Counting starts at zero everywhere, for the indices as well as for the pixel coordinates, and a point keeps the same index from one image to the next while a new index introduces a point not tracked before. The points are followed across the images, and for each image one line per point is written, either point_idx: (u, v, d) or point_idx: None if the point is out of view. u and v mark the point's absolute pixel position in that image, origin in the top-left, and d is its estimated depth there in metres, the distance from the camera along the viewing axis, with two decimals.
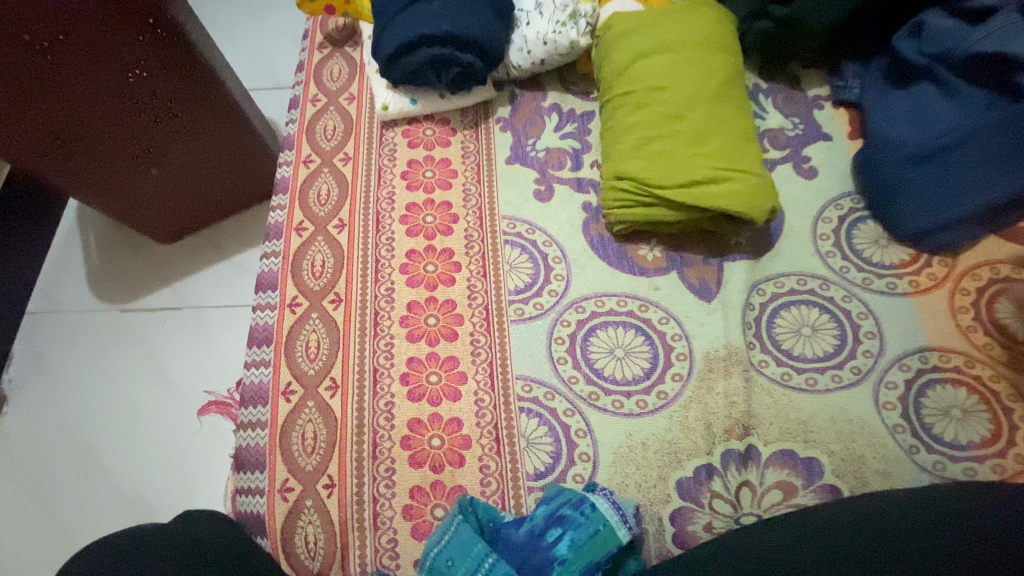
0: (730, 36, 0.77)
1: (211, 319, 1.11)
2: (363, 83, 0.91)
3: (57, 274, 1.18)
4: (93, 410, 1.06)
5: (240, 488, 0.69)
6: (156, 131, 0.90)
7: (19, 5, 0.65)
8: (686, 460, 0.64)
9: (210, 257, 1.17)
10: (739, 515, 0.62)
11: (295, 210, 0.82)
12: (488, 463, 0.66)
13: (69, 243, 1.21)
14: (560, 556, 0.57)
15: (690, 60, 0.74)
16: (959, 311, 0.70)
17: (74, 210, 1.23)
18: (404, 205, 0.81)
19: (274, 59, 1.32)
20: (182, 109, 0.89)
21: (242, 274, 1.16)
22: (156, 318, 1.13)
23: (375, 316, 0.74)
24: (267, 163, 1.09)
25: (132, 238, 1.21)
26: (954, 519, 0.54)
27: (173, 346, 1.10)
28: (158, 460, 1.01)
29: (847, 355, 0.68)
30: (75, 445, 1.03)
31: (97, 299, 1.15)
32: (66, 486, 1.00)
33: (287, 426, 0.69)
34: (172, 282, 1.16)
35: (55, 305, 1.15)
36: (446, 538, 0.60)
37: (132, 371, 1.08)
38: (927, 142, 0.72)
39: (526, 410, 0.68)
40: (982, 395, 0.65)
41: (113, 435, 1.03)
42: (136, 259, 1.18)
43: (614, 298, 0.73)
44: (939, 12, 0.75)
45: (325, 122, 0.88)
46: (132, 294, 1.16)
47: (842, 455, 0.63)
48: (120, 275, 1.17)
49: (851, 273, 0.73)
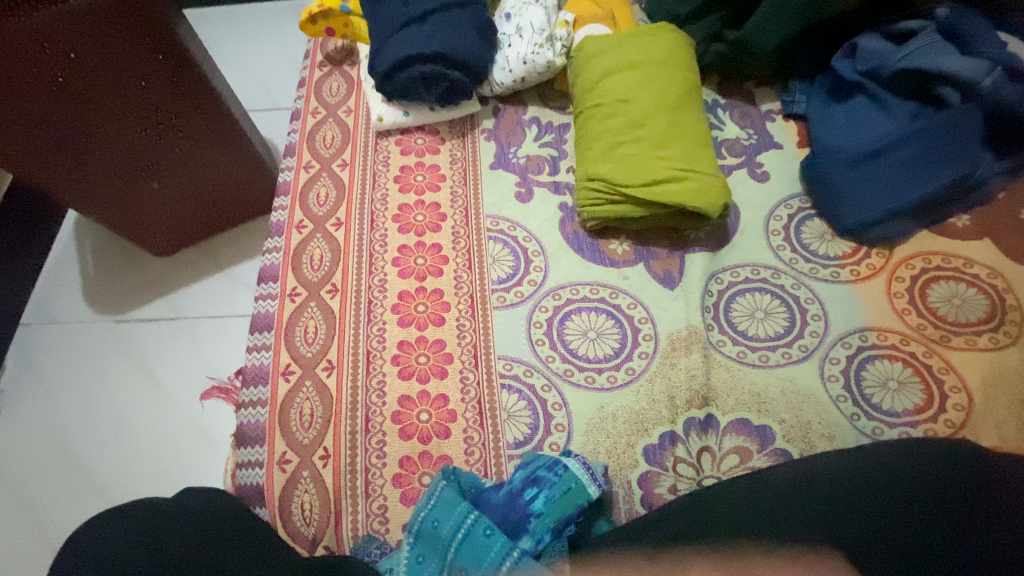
0: (685, 56, 0.87)
1: (203, 328, 1.16)
2: (360, 98, 1.00)
3: (54, 287, 1.22)
4: (84, 417, 1.09)
5: (240, 462, 0.74)
6: (160, 146, 0.96)
7: (35, 28, 0.72)
8: (652, 428, 0.71)
9: (204, 271, 1.22)
10: (701, 477, 0.68)
11: (296, 210, 0.89)
12: (472, 434, 0.72)
13: (66, 257, 1.25)
14: (537, 511, 0.63)
15: (651, 76, 0.83)
16: (896, 295, 0.78)
17: (72, 225, 1.28)
18: (397, 205, 0.89)
19: (275, 79, 1.41)
20: (186, 125, 0.96)
21: (234, 286, 1.21)
22: (149, 329, 1.17)
23: (368, 304, 0.81)
24: (265, 176, 1.15)
25: (127, 252, 1.25)
26: (897, 471, 0.58)
27: (165, 354, 1.14)
28: (147, 463, 1.04)
29: (796, 334, 0.76)
30: (65, 451, 1.06)
31: (91, 311, 1.19)
32: (54, 492, 1.03)
33: (286, 403, 0.75)
34: (166, 293, 1.21)
35: (49, 316, 1.19)
36: (432, 502, 0.65)
37: (124, 379, 1.12)
38: (862, 148, 0.81)
39: (507, 386, 0.74)
40: (918, 369, 0.73)
41: (104, 443, 1.06)
42: (131, 272, 1.23)
43: (587, 286, 0.80)
44: (868, 38, 0.87)
45: (324, 132, 0.97)
46: (126, 305, 1.20)
47: (792, 422, 0.70)
48: (115, 287, 1.21)
49: (799, 264, 0.81)
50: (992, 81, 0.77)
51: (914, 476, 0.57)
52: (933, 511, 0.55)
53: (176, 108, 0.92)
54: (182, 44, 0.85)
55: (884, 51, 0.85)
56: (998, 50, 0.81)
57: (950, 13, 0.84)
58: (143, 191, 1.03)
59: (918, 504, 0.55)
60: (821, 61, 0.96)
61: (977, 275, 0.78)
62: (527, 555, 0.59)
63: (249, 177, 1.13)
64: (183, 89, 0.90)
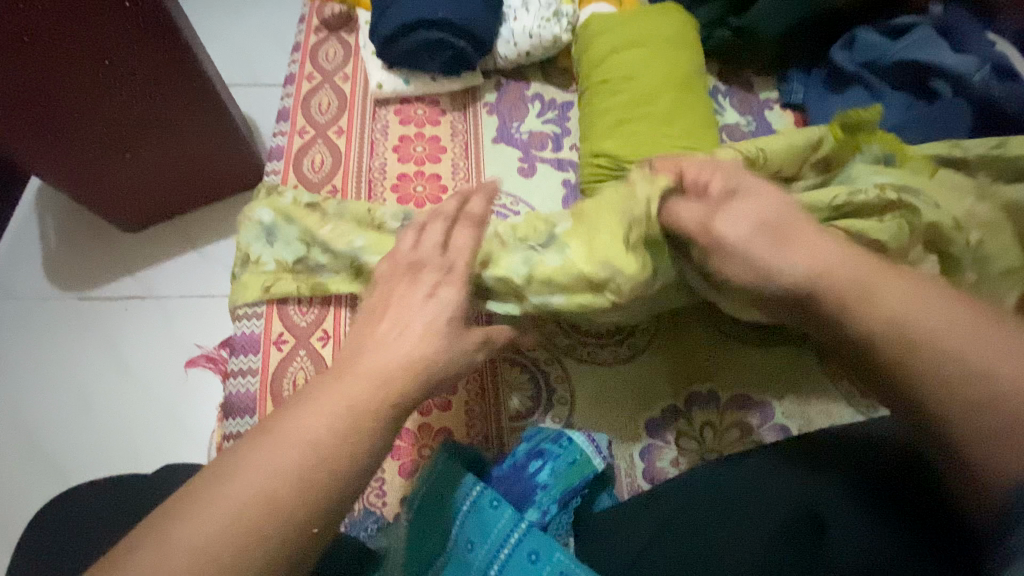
0: (692, 37, 0.87)
1: (176, 309, 1.04)
2: (357, 64, 0.97)
3: (10, 257, 1.09)
4: (44, 407, 0.97)
5: (227, 434, 0.71)
6: (134, 115, 0.85)
7: None
8: (653, 403, 0.71)
9: (176, 246, 1.09)
10: (703, 452, 0.69)
11: (290, 175, 0.86)
12: (473, 407, 0.71)
13: (24, 225, 1.11)
14: (542, 482, 0.61)
15: (659, 55, 0.83)
16: None
17: (31, 189, 1.14)
18: (396, 175, 0.86)
19: (261, 40, 1.34)
20: (164, 93, 0.85)
21: (209, 264, 1.08)
22: (116, 307, 1.05)
23: None
24: (248, 153, 1.03)
25: (91, 220, 1.12)
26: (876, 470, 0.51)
27: (134, 337, 1.02)
28: (116, 459, 0.94)
29: None
30: (22, 444, 0.95)
31: (49, 286, 1.07)
32: (9, 486, 0.92)
33: (279, 373, 0.73)
34: (134, 271, 1.07)
35: (7, 292, 1.06)
36: (434, 477, 0.63)
37: (88, 365, 1.00)
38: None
39: (509, 360, 0.74)
40: None
41: (62, 432, 0.95)
42: (95, 244, 1.09)
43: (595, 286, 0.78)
44: (865, 30, 0.89)
45: (320, 97, 0.93)
46: (89, 280, 1.07)
47: (791, 400, 0.71)
48: (76, 260, 1.08)
49: None
50: (982, 77, 0.80)
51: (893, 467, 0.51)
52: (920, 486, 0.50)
53: (155, 75, 0.82)
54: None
55: (881, 44, 0.87)
56: (987, 45, 0.82)
57: (942, 10, 0.86)
58: (112, 168, 0.92)
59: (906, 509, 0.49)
60: (820, 51, 0.97)
61: None
62: (536, 526, 0.57)
63: (231, 153, 1.01)
64: (163, 55, 0.79)
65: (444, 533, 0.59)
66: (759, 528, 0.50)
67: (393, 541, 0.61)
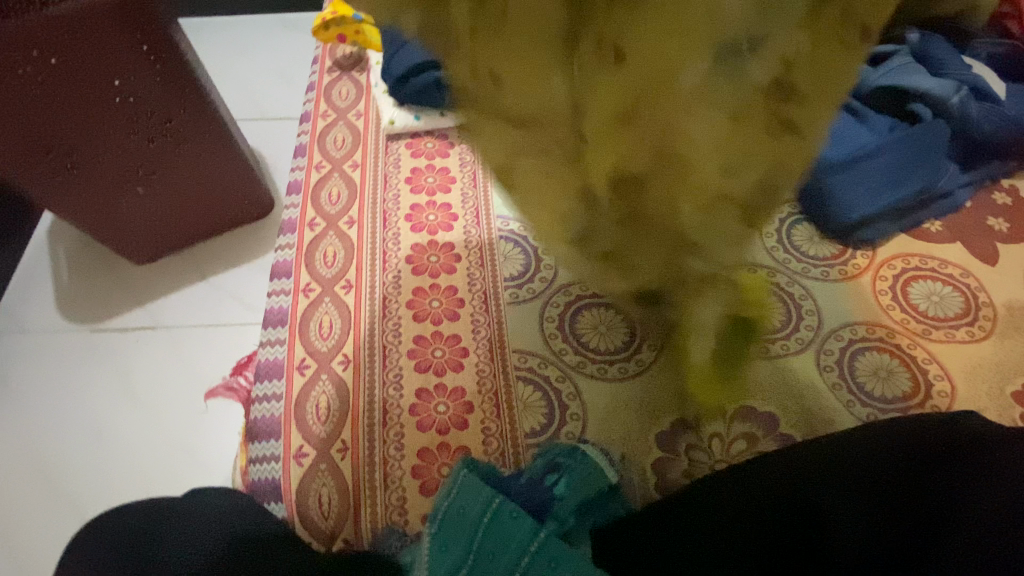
0: None
1: (189, 338, 1.05)
2: (369, 102, 1.02)
3: (25, 290, 1.10)
4: (59, 442, 0.97)
5: (252, 458, 0.73)
6: (150, 148, 0.87)
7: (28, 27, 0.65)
8: (663, 416, 0.74)
9: (189, 277, 1.10)
10: (714, 462, 0.72)
11: (308, 208, 0.91)
12: (490, 425, 0.74)
13: (39, 260, 1.13)
14: (558, 495, 0.64)
15: None
16: (881, 294, 0.82)
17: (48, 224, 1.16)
18: (409, 206, 0.90)
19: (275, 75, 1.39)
20: (181, 127, 0.87)
21: (219, 294, 1.08)
22: (129, 339, 1.05)
23: (383, 299, 0.82)
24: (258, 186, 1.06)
25: (105, 253, 1.13)
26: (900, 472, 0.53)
27: (147, 367, 1.03)
28: (131, 488, 0.93)
29: (794, 328, 0.80)
30: (38, 477, 0.95)
31: (62, 319, 1.07)
32: (26, 513, 0.93)
33: (302, 397, 0.76)
34: (146, 302, 1.08)
35: (21, 326, 1.07)
36: (454, 492, 0.65)
37: (102, 395, 1.00)
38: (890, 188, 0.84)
39: (523, 378, 0.77)
40: (903, 359, 0.78)
41: (75, 462, 0.96)
42: (109, 276, 1.11)
43: (620, 430, 0.74)
44: None
45: (335, 134, 0.99)
46: (103, 312, 1.08)
47: (793, 410, 0.74)
48: (90, 292, 1.09)
49: (792, 264, 0.85)
50: (959, 100, 0.85)
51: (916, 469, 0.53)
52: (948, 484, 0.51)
53: (174, 107, 0.84)
54: (173, 40, 0.76)
55: (862, 73, 0.90)
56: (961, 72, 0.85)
57: (918, 38, 0.89)
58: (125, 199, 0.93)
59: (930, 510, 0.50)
60: None
61: (958, 275, 0.83)
62: (554, 534, 0.59)
63: (239, 179, 1.02)
64: (181, 89, 0.82)
65: (466, 544, 0.61)
66: (761, 522, 0.53)
67: (416, 555, 0.63)
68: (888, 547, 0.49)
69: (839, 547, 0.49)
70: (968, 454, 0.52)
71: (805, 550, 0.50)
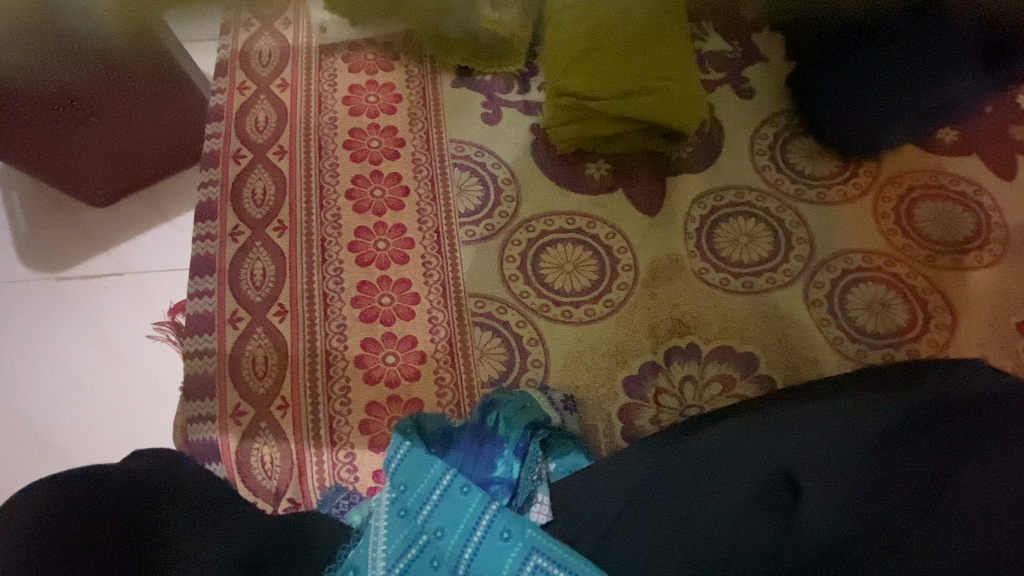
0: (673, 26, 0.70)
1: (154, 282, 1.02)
2: (298, 7, 0.87)
3: None
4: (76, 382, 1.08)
5: (190, 416, 0.68)
6: (81, 81, 0.85)
7: None
8: (631, 359, 0.68)
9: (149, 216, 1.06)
10: (684, 408, 0.66)
11: (232, 137, 0.79)
12: (443, 375, 0.69)
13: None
14: (506, 455, 0.61)
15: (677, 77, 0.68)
16: (881, 216, 0.71)
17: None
18: (347, 130, 0.78)
19: None
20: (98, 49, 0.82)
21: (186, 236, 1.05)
22: (93, 287, 1.02)
23: (322, 242, 0.73)
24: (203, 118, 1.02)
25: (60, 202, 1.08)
26: (890, 452, 0.46)
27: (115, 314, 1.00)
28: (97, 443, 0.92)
29: (780, 259, 0.70)
30: (9, 418, 0.94)
31: (30, 269, 1.04)
32: None
33: (237, 353, 0.70)
34: (108, 248, 1.04)
35: None
36: (396, 463, 0.61)
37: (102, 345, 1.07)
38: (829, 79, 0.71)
39: (480, 324, 0.70)
40: (902, 291, 0.68)
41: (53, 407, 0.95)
42: (69, 221, 1.06)
43: (585, 380, 0.68)
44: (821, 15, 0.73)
45: (259, 47, 0.84)
46: (68, 258, 1.04)
47: (775, 348, 0.67)
48: (53, 240, 1.05)
49: (785, 185, 0.73)
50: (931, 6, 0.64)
51: (907, 448, 0.46)
52: (938, 465, 0.45)
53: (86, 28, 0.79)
54: None
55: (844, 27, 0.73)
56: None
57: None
58: (79, 138, 0.92)
59: (915, 506, 0.44)
60: None
61: (969, 194, 0.71)
62: (506, 507, 0.57)
63: (178, 104, 0.97)
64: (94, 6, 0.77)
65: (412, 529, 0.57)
66: (738, 492, 0.48)
67: (365, 539, 0.57)
68: (868, 524, 0.44)
69: (816, 530, 0.44)
70: (973, 421, 0.47)
71: (781, 530, 0.46)
